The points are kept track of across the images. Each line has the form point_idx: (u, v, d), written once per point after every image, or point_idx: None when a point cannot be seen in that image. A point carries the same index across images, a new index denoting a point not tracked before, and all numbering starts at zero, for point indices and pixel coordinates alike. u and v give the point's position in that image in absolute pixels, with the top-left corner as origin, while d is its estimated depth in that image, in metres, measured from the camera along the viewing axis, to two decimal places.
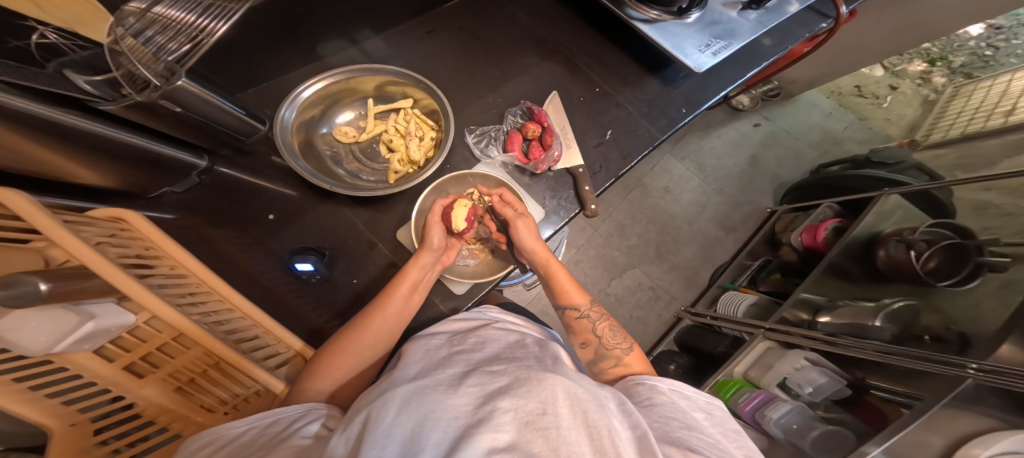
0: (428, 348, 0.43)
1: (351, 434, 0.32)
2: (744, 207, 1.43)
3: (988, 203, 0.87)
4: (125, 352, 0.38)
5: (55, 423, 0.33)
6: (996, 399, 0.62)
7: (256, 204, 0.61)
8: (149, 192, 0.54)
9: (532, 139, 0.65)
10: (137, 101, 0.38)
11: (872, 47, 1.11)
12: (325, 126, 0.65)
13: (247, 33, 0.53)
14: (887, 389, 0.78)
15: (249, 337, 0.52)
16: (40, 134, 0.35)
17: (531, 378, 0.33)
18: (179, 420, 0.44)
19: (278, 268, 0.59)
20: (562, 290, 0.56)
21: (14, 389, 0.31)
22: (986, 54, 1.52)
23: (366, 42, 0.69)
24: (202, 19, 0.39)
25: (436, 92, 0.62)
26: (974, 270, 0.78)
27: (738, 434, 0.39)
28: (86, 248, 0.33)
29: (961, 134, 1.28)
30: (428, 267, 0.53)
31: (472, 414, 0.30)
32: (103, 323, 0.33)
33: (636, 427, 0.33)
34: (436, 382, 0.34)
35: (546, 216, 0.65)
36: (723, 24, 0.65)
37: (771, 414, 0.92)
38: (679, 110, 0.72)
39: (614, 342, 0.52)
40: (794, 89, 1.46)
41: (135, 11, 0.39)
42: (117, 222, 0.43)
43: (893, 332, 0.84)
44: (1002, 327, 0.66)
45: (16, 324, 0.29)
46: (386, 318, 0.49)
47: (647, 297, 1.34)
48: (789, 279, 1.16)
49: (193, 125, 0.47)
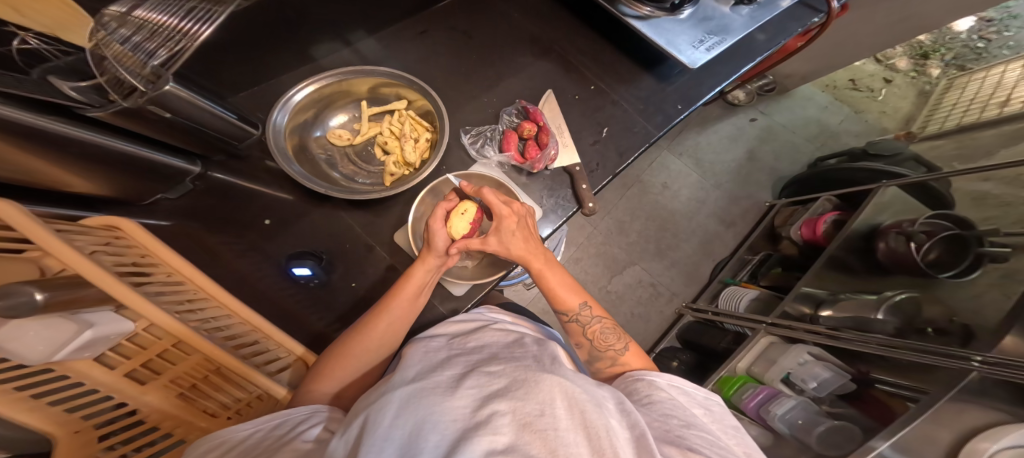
0: (427, 350, 0.42)
1: (350, 436, 0.32)
2: (743, 201, 1.42)
3: (987, 193, 0.87)
4: (126, 359, 0.37)
5: (60, 431, 0.32)
6: (1002, 392, 0.62)
7: (252, 208, 0.60)
8: (143, 199, 0.55)
9: (528, 138, 0.64)
10: (124, 107, 0.39)
11: (865, 40, 1.11)
12: (319, 130, 0.64)
13: (234, 36, 0.53)
14: (890, 382, 0.77)
15: (250, 342, 0.51)
16: (27, 141, 0.35)
17: (529, 379, 0.33)
18: (182, 425, 0.42)
19: (275, 274, 0.59)
20: (552, 294, 0.54)
21: (16, 397, 0.30)
22: (979, 46, 1.52)
23: (360, 43, 0.69)
24: (186, 22, 0.38)
25: (430, 92, 0.61)
26: (975, 260, 0.78)
27: (737, 430, 0.39)
28: (78, 257, 0.32)
29: (957, 125, 1.29)
30: (433, 269, 0.52)
31: (470, 417, 0.29)
32: (102, 330, 0.32)
33: (635, 426, 0.32)
34: (435, 385, 0.33)
35: (545, 215, 0.64)
36: (716, 20, 0.65)
37: (774, 410, 0.93)
38: (675, 107, 0.72)
39: (607, 344, 0.51)
40: (789, 83, 1.46)
41: (116, 14, 0.37)
42: (112, 230, 0.42)
43: (896, 325, 0.82)
44: (1006, 317, 0.66)
45: (14, 334, 0.28)
46: (392, 320, 0.49)
47: (648, 294, 1.33)
48: (788, 272, 1.17)
49: (179, 129, 0.47)
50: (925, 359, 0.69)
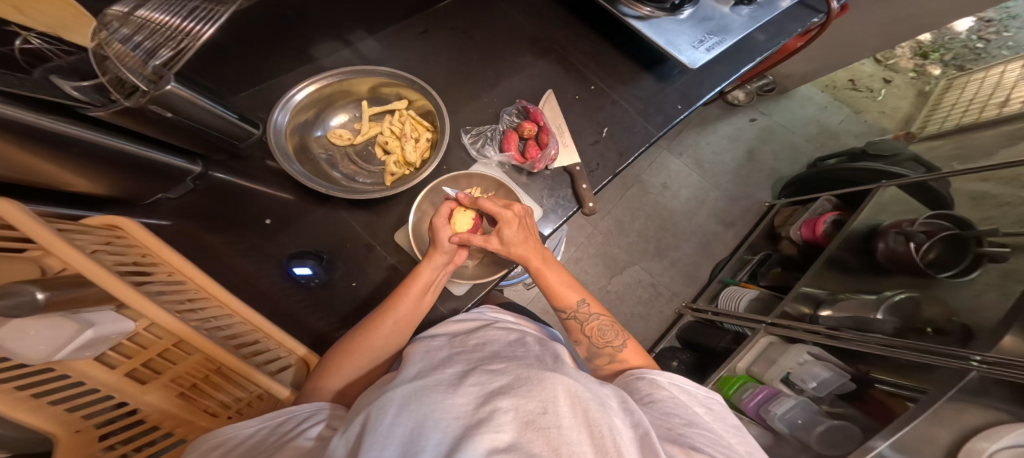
0: (428, 349, 0.42)
1: (351, 435, 0.32)
2: (743, 201, 1.42)
3: (986, 193, 0.87)
4: (127, 359, 0.37)
5: (62, 430, 0.32)
6: (1002, 391, 0.62)
7: (253, 208, 0.60)
8: (144, 199, 0.55)
9: (528, 138, 0.64)
10: (126, 107, 0.38)
11: (864, 41, 1.11)
12: (319, 129, 0.64)
13: (236, 36, 0.53)
14: (890, 382, 0.78)
15: (250, 342, 0.51)
16: (29, 141, 0.35)
17: (531, 377, 0.33)
18: (183, 425, 0.43)
19: (276, 274, 0.59)
20: (551, 292, 0.54)
21: (16, 397, 0.30)
22: (978, 47, 1.53)
23: (360, 43, 0.69)
24: (187, 22, 0.38)
25: (431, 92, 0.61)
26: (974, 260, 0.78)
27: (738, 429, 0.39)
28: (79, 256, 0.32)
29: (956, 125, 1.29)
30: (440, 268, 0.52)
31: (472, 415, 0.29)
32: (103, 330, 0.32)
33: (638, 425, 0.32)
34: (436, 383, 0.33)
35: (545, 215, 0.65)
36: (716, 20, 0.65)
37: (774, 409, 0.93)
38: (675, 107, 0.72)
39: (605, 340, 0.51)
40: (789, 83, 1.47)
41: (118, 14, 0.37)
42: (113, 229, 0.42)
43: (895, 324, 0.83)
44: (1005, 317, 0.66)
45: (14, 334, 0.28)
46: (398, 319, 0.49)
47: (648, 294, 1.33)
48: (788, 272, 1.17)
49: (180, 129, 0.47)
50: (925, 359, 0.69)
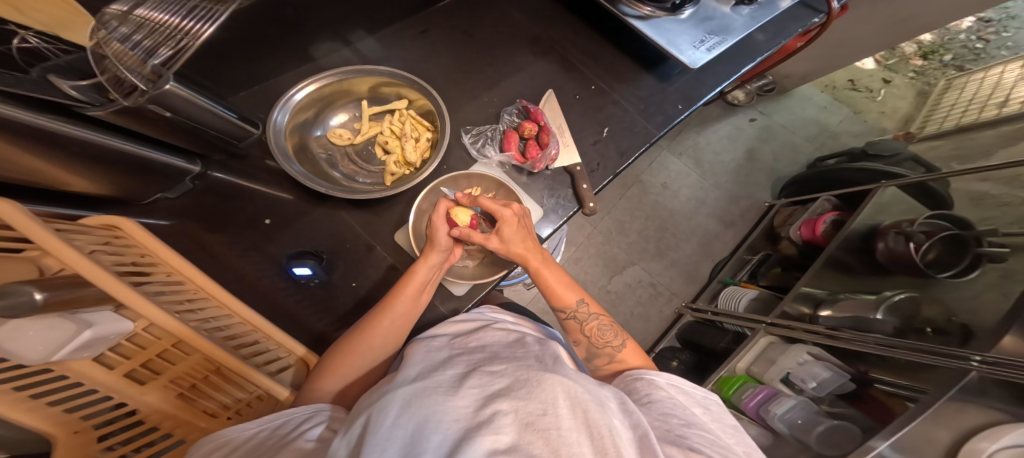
0: (428, 349, 0.42)
1: (353, 435, 0.32)
2: (742, 201, 1.42)
3: (984, 194, 0.87)
4: (125, 359, 0.37)
5: (60, 432, 0.32)
6: (1000, 391, 0.62)
7: (252, 208, 0.60)
8: (143, 199, 0.54)
9: (529, 137, 0.64)
10: (125, 106, 0.38)
11: (864, 40, 1.10)
12: (319, 129, 0.64)
13: (236, 35, 0.53)
14: (889, 382, 0.78)
15: (250, 342, 0.51)
16: (29, 142, 0.35)
17: (531, 379, 0.33)
18: (182, 425, 0.42)
19: (276, 275, 0.58)
20: (550, 292, 0.54)
21: (15, 398, 0.29)
22: (977, 47, 1.53)
23: (360, 43, 0.69)
24: (188, 21, 0.38)
25: (431, 92, 0.61)
26: (974, 260, 0.78)
27: (736, 429, 0.39)
28: (77, 256, 0.32)
29: (955, 126, 1.30)
30: (436, 267, 0.52)
31: (472, 417, 0.29)
32: (102, 330, 0.32)
33: (637, 426, 0.32)
34: (436, 384, 0.33)
35: (545, 215, 0.64)
36: (717, 20, 0.65)
37: (773, 409, 0.93)
38: (676, 106, 0.72)
39: (604, 340, 0.51)
40: (789, 83, 1.47)
41: (117, 13, 0.37)
42: (111, 229, 0.42)
43: (894, 325, 0.83)
44: (1005, 317, 0.66)
45: (11, 334, 0.28)
46: (395, 317, 0.48)
47: (647, 294, 1.33)
48: (788, 272, 1.17)
49: (179, 129, 0.46)
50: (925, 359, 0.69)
